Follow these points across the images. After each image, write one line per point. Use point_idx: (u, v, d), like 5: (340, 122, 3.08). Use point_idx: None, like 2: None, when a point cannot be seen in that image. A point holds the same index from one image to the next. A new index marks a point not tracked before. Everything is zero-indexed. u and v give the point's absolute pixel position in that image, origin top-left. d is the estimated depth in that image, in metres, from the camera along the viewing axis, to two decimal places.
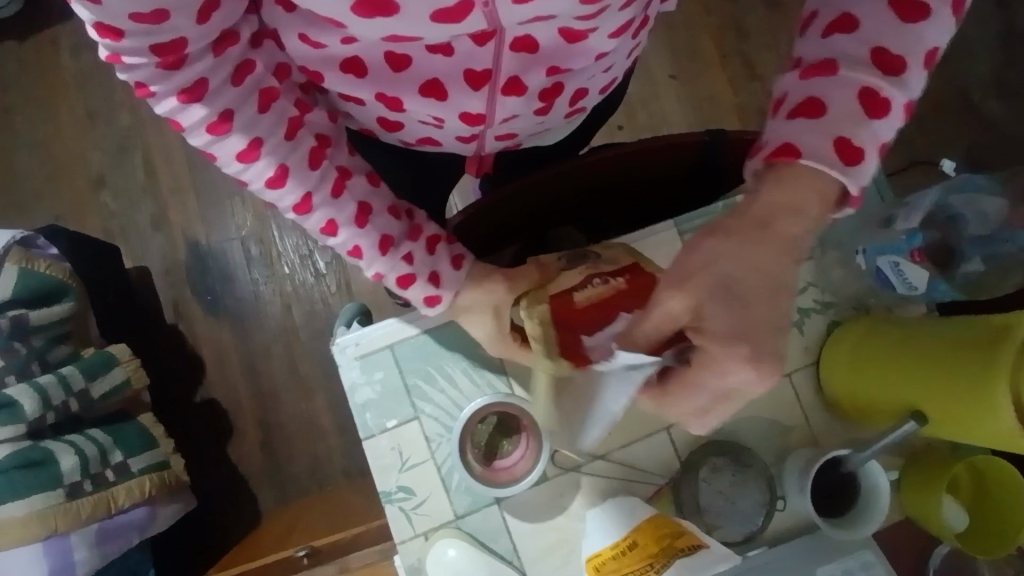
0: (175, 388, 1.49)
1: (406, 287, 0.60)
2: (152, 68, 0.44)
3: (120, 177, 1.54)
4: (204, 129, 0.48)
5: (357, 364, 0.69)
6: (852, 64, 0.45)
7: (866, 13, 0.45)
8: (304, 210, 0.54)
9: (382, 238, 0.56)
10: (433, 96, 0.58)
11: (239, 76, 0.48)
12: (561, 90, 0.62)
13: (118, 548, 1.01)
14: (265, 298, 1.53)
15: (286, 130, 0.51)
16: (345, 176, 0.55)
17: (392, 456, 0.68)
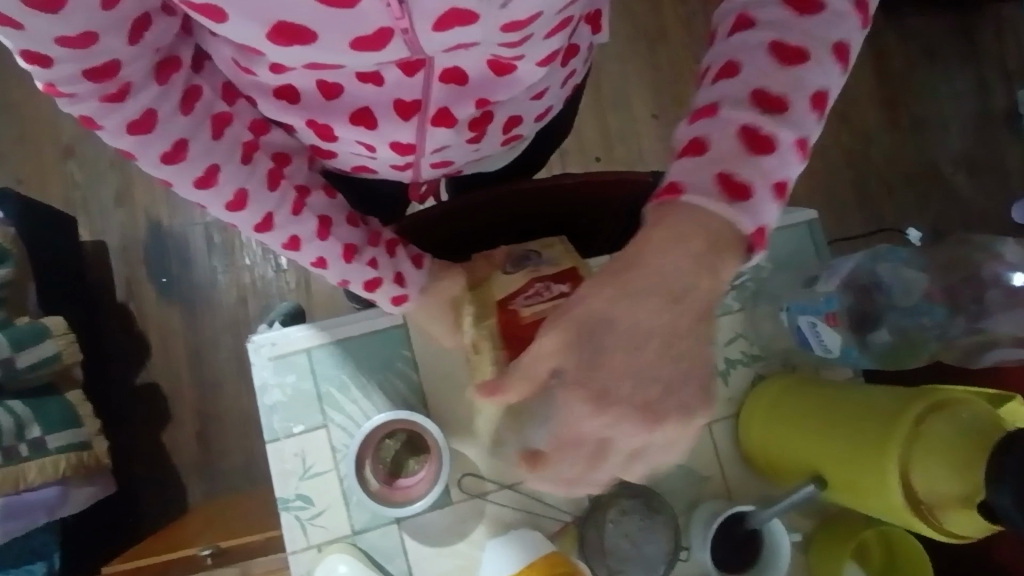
0: (116, 367, 1.46)
1: (372, 291, 0.61)
2: (95, 99, 0.43)
3: (88, 146, 1.51)
4: (160, 160, 0.47)
5: (270, 365, 0.67)
6: (736, 106, 0.42)
7: (750, 60, 0.43)
8: (266, 228, 0.54)
9: (345, 247, 0.57)
10: (363, 125, 0.57)
11: (187, 105, 0.47)
12: (491, 118, 0.61)
13: (24, 525, 0.98)
14: (222, 287, 1.50)
15: (241, 153, 0.51)
16: (304, 192, 0.55)
17: (294, 462, 0.67)
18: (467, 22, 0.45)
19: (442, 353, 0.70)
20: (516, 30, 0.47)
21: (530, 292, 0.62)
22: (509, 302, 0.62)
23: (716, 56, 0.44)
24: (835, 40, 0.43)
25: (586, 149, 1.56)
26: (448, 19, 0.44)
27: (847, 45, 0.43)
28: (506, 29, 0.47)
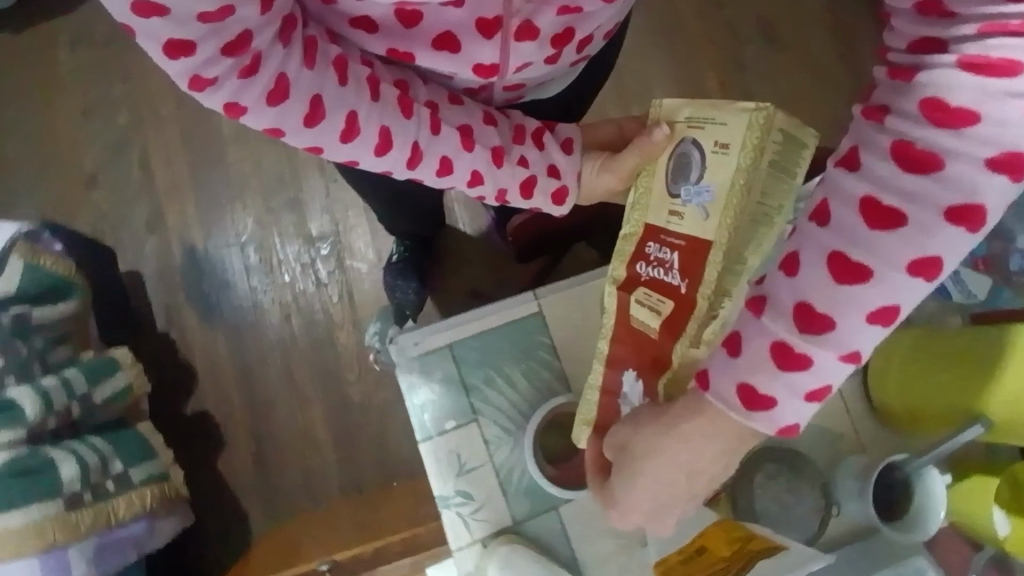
0: (165, 397, 1.42)
1: (529, 194, 0.63)
2: (234, 77, 0.45)
3: (114, 174, 1.48)
4: (303, 121, 0.50)
5: (417, 363, 0.67)
6: (801, 282, 0.38)
7: (840, 218, 0.37)
8: (415, 161, 0.57)
9: (494, 150, 0.59)
10: (447, 49, 0.58)
11: (309, 56, 0.49)
12: (569, 34, 0.62)
13: (114, 567, 0.93)
14: (266, 307, 1.47)
15: (368, 90, 0.52)
16: (433, 109, 0.57)
17: (450, 459, 0.66)
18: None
19: (585, 335, 0.70)
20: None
21: (671, 238, 0.57)
22: (646, 239, 0.59)
23: (796, 233, 0.39)
24: (954, 202, 0.34)
25: None
26: None
27: (938, 260, 0.35)
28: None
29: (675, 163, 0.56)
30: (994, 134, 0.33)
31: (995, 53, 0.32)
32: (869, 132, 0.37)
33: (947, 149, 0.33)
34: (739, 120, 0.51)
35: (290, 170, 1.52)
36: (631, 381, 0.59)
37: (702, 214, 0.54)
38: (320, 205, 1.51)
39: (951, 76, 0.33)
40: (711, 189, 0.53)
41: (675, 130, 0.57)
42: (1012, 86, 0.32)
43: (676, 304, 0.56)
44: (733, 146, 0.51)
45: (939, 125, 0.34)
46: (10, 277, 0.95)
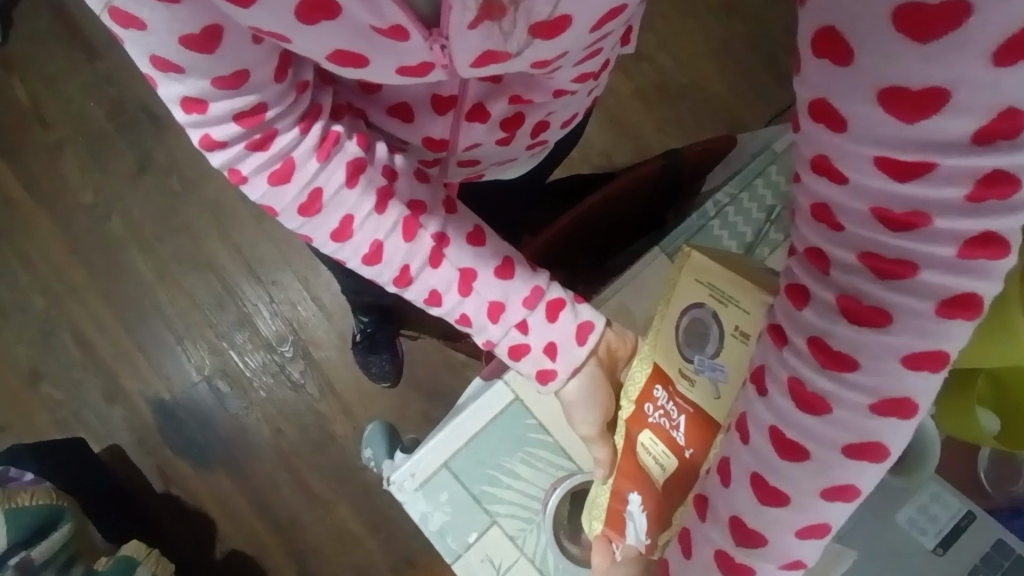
0: (191, 553, 1.40)
1: (518, 357, 0.58)
2: (242, 146, 0.45)
3: (56, 361, 1.45)
4: (297, 211, 0.49)
5: (420, 494, 0.69)
6: (733, 494, 0.41)
7: (756, 441, 0.39)
8: (404, 281, 0.53)
9: (489, 304, 0.54)
10: (399, 117, 0.57)
11: (323, 150, 0.48)
12: (522, 121, 0.60)
13: None
14: (253, 427, 1.45)
15: (373, 200, 0.50)
16: (417, 210, 0.52)
17: (485, 568, 0.67)
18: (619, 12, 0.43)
19: None
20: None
21: (678, 397, 0.50)
22: (656, 381, 0.53)
23: (727, 438, 0.42)
24: (847, 441, 0.36)
25: None
26: (483, 59, 0.44)
27: (853, 486, 0.38)
28: (534, 66, 0.47)
29: (686, 329, 0.49)
30: (880, 377, 0.34)
31: (869, 300, 0.33)
32: (774, 354, 0.38)
33: (832, 394, 0.35)
34: (764, 316, 0.43)
35: (226, 289, 1.48)
36: (636, 503, 0.56)
37: (714, 391, 0.47)
38: (268, 310, 1.48)
39: (828, 314, 0.34)
40: (726, 372, 0.46)
41: (689, 289, 0.48)
42: (884, 336, 0.33)
43: (679, 467, 0.51)
44: (756, 340, 0.44)
45: (825, 367, 0.35)
46: None
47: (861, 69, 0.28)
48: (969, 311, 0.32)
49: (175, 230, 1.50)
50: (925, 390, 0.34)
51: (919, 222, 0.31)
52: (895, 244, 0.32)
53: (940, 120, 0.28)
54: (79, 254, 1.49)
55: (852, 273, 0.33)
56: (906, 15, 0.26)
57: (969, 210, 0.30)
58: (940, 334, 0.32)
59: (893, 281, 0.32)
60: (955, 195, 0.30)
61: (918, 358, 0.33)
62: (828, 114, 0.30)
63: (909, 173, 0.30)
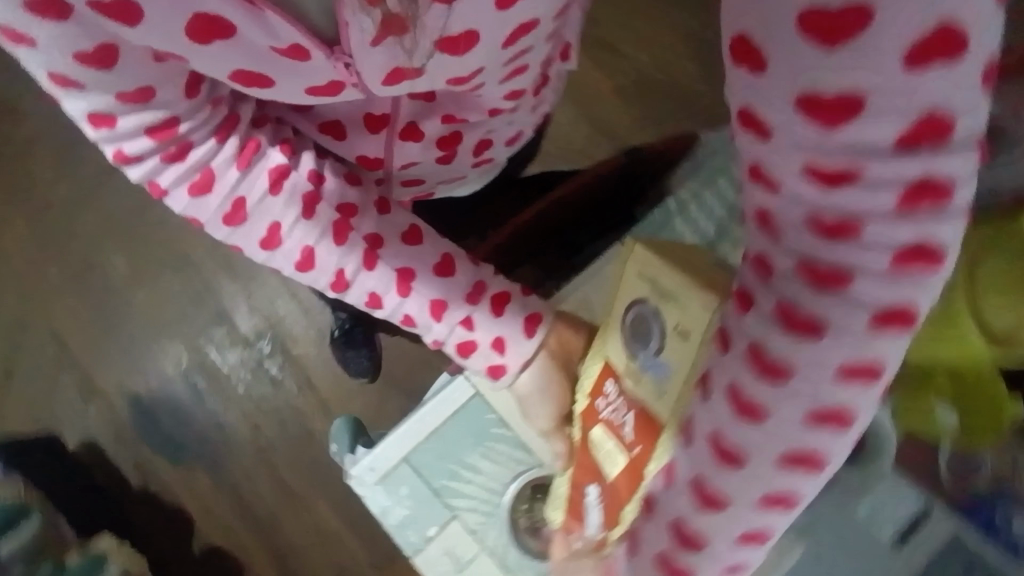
0: (168, 550, 1.40)
1: (468, 354, 0.61)
2: (156, 158, 0.51)
3: (33, 359, 1.45)
4: (222, 220, 0.54)
5: (381, 487, 0.69)
6: (672, 497, 0.40)
7: (697, 444, 0.37)
8: (341, 285, 0.57)
9: (432, 303, 0.58)
10: (331, 134, 0.62)
11: (243, 159, 0.53)
12: (459, 139, 0.65)
13: None
14: (231, 424, 1.45)
15: (301, 207, 0.55)
16: (348, 214, 0.56)
17: (445, 562, 0.67)
18: (528, 31, 0.50)
19: None
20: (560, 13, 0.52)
21: (627, 392, 0.51)
22: (608, 376, 0.54)
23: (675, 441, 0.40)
24: (792, 446, 0.34)
25: None
26: (384, 31, 0.43)
27: (794, 491, 0.36)
28: (451, 83, 0.54)
29: (631, 325, 0.49)
30: (815, 386, 0.32)
31: (808, 308, 0.30)
32: (717, 359, 0.35)
33: (768, 405, 0.33)
34: (704, 313, 0.43)
35: (203, 285, 1.48)
36: (593, 497, 0.56)
37: (657, 390, 0.48)
38: (245, 307, 1.48)
39: (765, 320, 0.32)
40: (669, 370, 0.46)
41: (633, 283, 0.48)
42: (816, 348, 0.31)
43: (628, 465, 0.51)
44: (695, 337, 0.44)
45: (762, 376, 0.33)
46: None
47: (776, 75, 0.26)
48: (906, 324, 0.30)
49: (150, 226, 1.50)
50: (862, 399, 0.32)
51: (852, 232, 0.28)
52: (833, 251, 0.29)
53: (863, 126, 0.26)
54: (56, 252, 1.49)
55: (790, 280, 0.31)
56: (813, 16, 0.24)
57: (901, 219, 0.28)
58: (875, 346, 0.31)
59: (830, 292, 0.30)
60: (886, 204, 0.28)
61: (853, 370, 0.31)
62: (752, 123, 0.28)
63: (836, 181, 0.27)
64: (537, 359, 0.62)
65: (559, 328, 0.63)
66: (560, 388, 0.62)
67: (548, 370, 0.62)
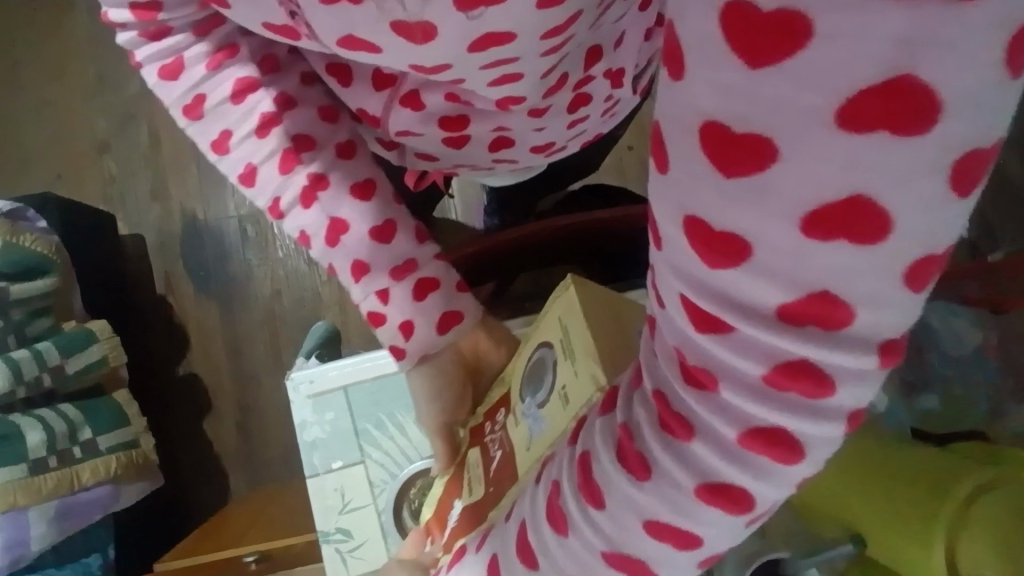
0: (160, 358, 1.51)
1: (378, 325, 0.61)
2: (136, 33, 0.57)
3: (124, 143, 1.55)
4: (181, 110, 0.59)
5: (310, 403, 0.70)
6: (506, 534, 0.39)
7: (510, 526, 0.39)
8: (277, 212, 0.60)
9: (354, 261, 0.59)
10: (337, 77, 0.59)
11: (214, 61, 0.58)
12: (467, 121, 0.59)
13: (75, 526, 1.03)
14: (258, 281, 1.51)
15: (257, 124, 0.59)
16: (304, 146, 0.59)
17: (335, 497, 0.69)
18: (501, 41, 0.44)
19: None
20: (557, 33, 0.45)
21: (507, 428, 0.54)
22: (502, 406, 0.58)
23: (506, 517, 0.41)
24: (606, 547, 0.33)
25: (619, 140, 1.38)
26: (483, 42, 0.44)
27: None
28: (415, 67, 0.49)
29: (534, 368, 0.54)
30: (623, 520, 0.31)
31: (642, 446, 0.30)
32: (562, 454, 0.37)
33: (575, 521, 0.33)
34: (586, 381, 0.44)
35: None
36: (454, 511, 0.56)
37: (528, 440, 0.49)
38: None
39: (607, 440, 0.32)
40: (542, 423, 0.48)
41: (551, 327, 0.53)
42: (641, 489, 0.30)
43: (482, 497, 0.52)
44: (569, 402, 0.45)
45: (581, 489, 0.33)
46: None
47: (676, 180, 0.24)
48: (734, 506, 0.28)
49: None
50: (662, 555, 0.31)
51: (707, 384, 0.27)
52: (684, 398, 0.28)
53: (740, 276, 0.24)
54: None
55: (649, 400, 0.30)
56: (712, 134, 0.22)
57: (756, 399, 0.26)
58: (696, 507, 0.29)
59: (671, 440, 0.29)
60: (749, 372, 0.26)
61: (660, 527, 0.30)
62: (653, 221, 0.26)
63: (709, 325, 0.25)
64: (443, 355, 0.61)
65: (477, 336, 0.63)
66: (461, 397, 0.64)
67: (446, 373, 0.62)
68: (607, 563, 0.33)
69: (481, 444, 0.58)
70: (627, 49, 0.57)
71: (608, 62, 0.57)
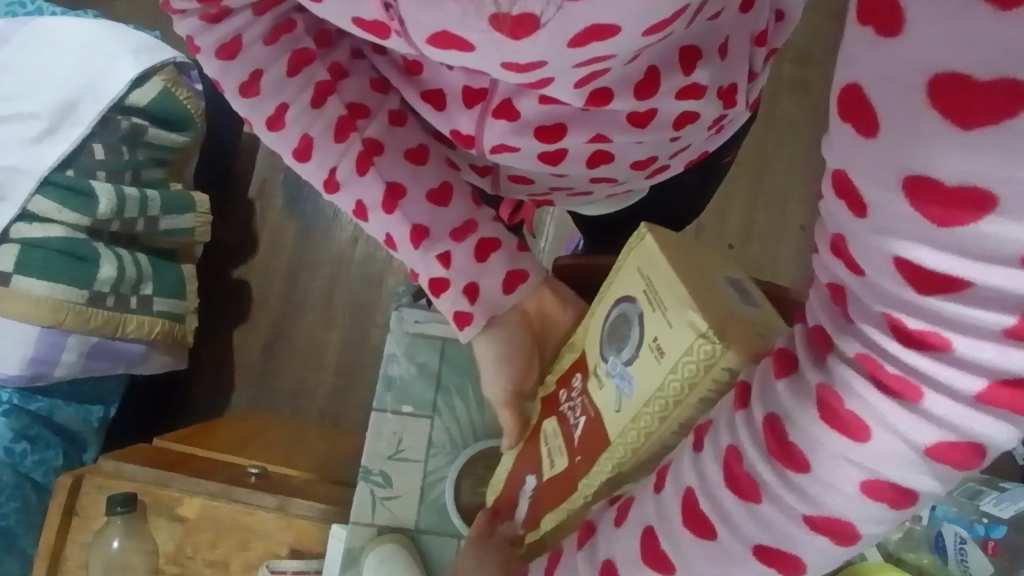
0: (223, 255, 1.52)
1: (438, 293, 0.54)
2: (197, 16, 0.50)
3: None
4: (236, 89, 0.52)
5: (406, 339, 0.69)
6: (665, 503, 0.32)
7: (626, 529, 0.34)
8: (331, 187, 0.54)
9: (412, 227, 0.53)
10: (432, 104, 0.56)
11: (273, 35, 0.52)
12: (563, 130, 0.53)
13: (99, 369, 1.02)
14: (343, 223, 1.50)
15: (311, 95, 0.53)
16: (357, 114, 0.54)
17: (388, 440, 0.67)
18: (608, 35, 0.40)
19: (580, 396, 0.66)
20: (658, 31, 0.42)
21: (586, 398, 0.47)
22: (578, 370, 0.50)
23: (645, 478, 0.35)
24: (762, 540, 0.29)
25: (722, 233, 1.35)
26: (588, 34, 0.40)
27: None
28: (508, 67, 0.44)
29: (613, 324, 0.44)
30: (832, 486, 0.26)
31: (851, 405, 0.24)
32: (687, 456, 0.32)
33: (770, 488, 0.28)
34: (682, 332, 0.36)
35: None
36: (528, 488, 0.54)
37: (616, 403, 0.42)
38: None
39: (801, 400, 0.26)
40: (632, 383, 0.40)
41: (629, 280, 0.43)
42: (855, 452, 0.25)
43: (567, 469, 0.48)
44: (667, 360, 0.37)
45: (773, 455, 0.27)
46: (146, 91, 1.02)
47: (884, 147, 0.21)
48: (966, 460, 0.23)
49: None
50: (872, 520, 0.26)
51: (935, 342, 0.22)
52: (904, 357, 0.23)
53: (993, 231, 0.19)
54: None
55: (846, 367, 0.25)
56: (947, 88, 0.19)
57: (1003, 351, 0.21)
58: (911, 469, 0.24)
59: (892, 404, 0.23)
60: (992, 327, 0.20)
61: (878, 487, 0.25)
62: (849, 191, 0.22)
63: (933, 287, 0.21)
64: (508, 313, 0.56)
65: (541, 295, 0.57)
66: (527, 361, 0.58)
67: (509, 335, 0.57)
68: (806, 534, 0.28)
69: (558, 414, 0.51)
70: (735, 59, 0.52)
71: (717, 76, 0.52)
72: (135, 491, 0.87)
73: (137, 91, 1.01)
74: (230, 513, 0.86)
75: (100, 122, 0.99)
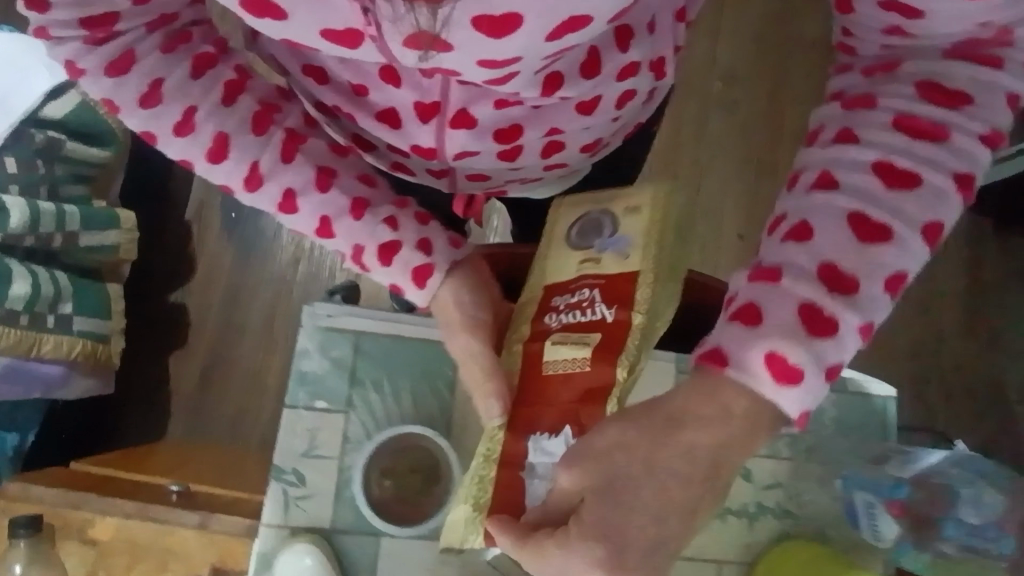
0: (161, 280, 1.48)
1: (386, 263, 0.53)
2: (79, 41, 0.47)
3: None
4: (136, 101, 0.49)
5: (318, 333, 0.68)
6: (793, 289, 0.39)
7: (764, 331, 0.39)
8: (253, 183, 0.52)
9: (353, 200, 0.52)
10: (388, 123, 0.56)
11: (169, 44, 0.49)
12: (523, 130, 0.55)
13: (12, 393, 0.98)
14: (283, 244, 1.48)
15: (222, 92, 0.51)
16: (271, 109, 0.53)
17: (301, 438, 0.65)
18: (581, 26, 0.42)
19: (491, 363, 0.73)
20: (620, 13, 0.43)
21: (585, 284, 0.55)
22: (553, 296, 0.56)
23: (758, 290, 0.40)
24: (857, 312, 0.39)
25: None
26: (566, 26, 0.41)
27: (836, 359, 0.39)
28: (484, 66, 0.44)
29: (579, 230, 0.58)
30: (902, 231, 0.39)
31: (903, 155, 0.40)
32: (777, 281, 0.40)
33: (868, 234, 0.39)
34: (648, 185, 0.56)
35: None
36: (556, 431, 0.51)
37: (623, 254, 0.54)
38: None
39: (864, 166, 0.40)
40: (628, 232, 0.55)
41: (572, 208, 0.60)
42: (923, 188, 0.39)
43: (607, 331, 0.52)
44: (647, 200, 0.55)
45: (831, 279, 0.39)
46: (61, 104, 1.02)
47: None
48: (970, 190, 0.40)
49: None
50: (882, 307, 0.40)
51: (947, 121, 0.40)
52: (932, 124, 0.40)
53: None
54: None
55: (876, 144, 0.40)
56: None
57: None
58: (954, 197, 0.40)
59: (935, 139, 0.40)
60: None
61: (934, 229, 0.40)
62: (901, 6, 0.39)
63: None
64: (458, 277, 0.55)
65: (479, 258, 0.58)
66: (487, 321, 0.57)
67: (459, 304, 0.55)
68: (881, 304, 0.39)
69: (562, 324, 0.54)
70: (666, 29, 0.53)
71: (649, 48, 0.52)
72: (41, 514, 0.82)
73: (52, 103, 1.01)
74: (150, 536, 0.82)
75: (12, 134, 0.96)
